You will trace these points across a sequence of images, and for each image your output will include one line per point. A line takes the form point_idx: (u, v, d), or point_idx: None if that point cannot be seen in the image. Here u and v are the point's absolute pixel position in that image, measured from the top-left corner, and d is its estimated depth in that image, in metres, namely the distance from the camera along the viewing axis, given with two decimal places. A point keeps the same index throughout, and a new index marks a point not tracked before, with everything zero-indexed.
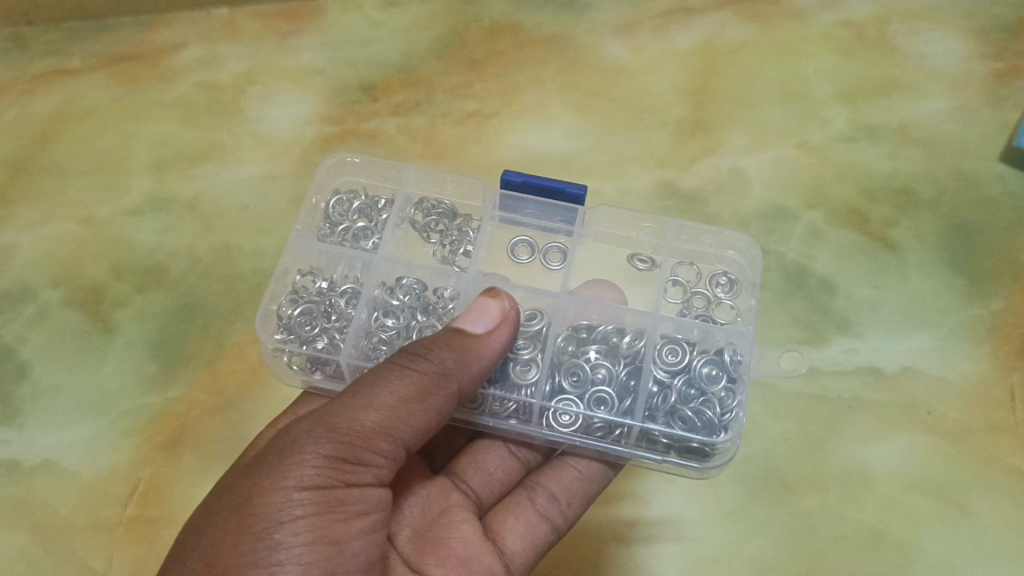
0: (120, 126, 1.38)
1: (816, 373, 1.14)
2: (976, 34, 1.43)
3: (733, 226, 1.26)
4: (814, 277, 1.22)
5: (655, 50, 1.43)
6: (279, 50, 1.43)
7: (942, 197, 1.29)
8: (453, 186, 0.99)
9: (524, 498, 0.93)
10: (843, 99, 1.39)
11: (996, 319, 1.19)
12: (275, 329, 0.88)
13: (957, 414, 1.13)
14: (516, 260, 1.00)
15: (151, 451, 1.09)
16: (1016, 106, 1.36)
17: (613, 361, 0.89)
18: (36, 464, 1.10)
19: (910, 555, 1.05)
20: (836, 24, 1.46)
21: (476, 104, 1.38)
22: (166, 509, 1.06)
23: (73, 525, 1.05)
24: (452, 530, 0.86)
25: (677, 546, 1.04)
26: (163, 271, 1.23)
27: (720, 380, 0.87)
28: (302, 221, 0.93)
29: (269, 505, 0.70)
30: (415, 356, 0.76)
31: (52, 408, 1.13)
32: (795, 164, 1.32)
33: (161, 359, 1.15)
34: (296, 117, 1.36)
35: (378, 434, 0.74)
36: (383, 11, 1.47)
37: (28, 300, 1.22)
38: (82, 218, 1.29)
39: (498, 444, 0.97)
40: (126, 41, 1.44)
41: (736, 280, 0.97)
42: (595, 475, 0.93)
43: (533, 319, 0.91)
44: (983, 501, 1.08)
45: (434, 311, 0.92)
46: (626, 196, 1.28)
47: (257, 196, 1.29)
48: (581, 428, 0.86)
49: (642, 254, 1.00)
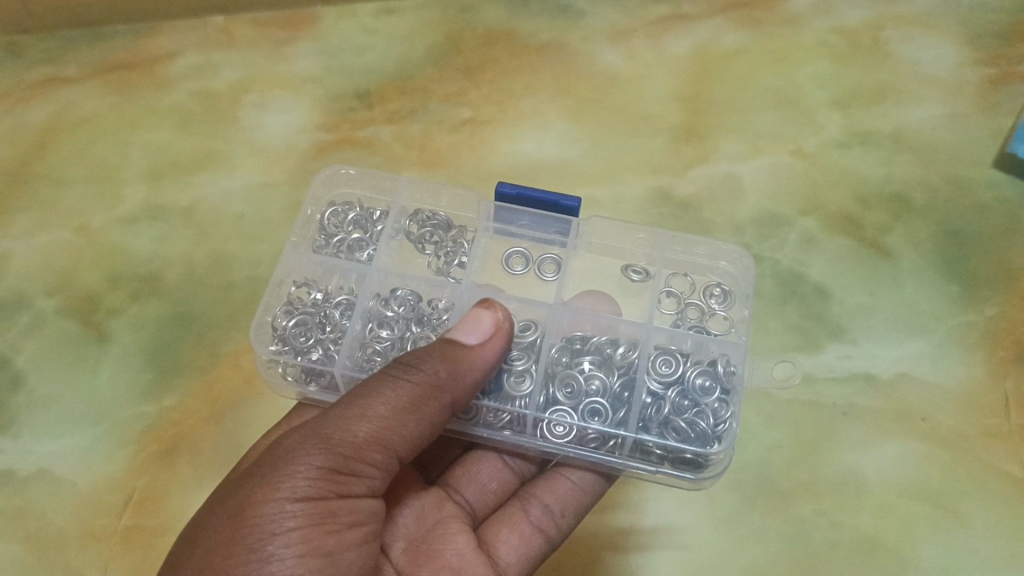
0: (115, 134, 1.38)
1: (810, 380, 1.15)
2: (970, 41, 1.44)
3: (727, 233, 1.26)
4: (808, 283, 1.22)
5: (650, 57, 1.43)
6: (274, 58, 1.43)
7: (936, 204, 1.30)
8: (448, 198, 0.99)
9: (518, 510, 0.93)
10: (838, 106, 1.39)
11: (990, 324, 1.19)
12: (269, 340, 0.89)
13: (951, 420, 1.13)
14: (510, 271, 1.00)
15: (145, 460, 1.09)
16: (1010, 113, 1.36)
17: (607, 372, 0.89)
18: (31, 474, 1.10)
19: (905, 561, 1.05)
20: (830, 31, 1.47)
21: (472, 111, 1.38)
22: (161, 518, 1.06)
23: (67, 534, 1.05)
24: (446, 542, 0.86)
25: (672, 554, 1.04)
26: (158, 279, 1.23)
27: (714, 392, 0.87)
28: (298, 233, 0.94)
29: (262, 516, 0.70)
30: (409, 367, 0.76)
31: (47, 418, 1.13)
32: (790, 170, 1.32)
33: (156, 367, 1.15)
34: (292, 125, 1.37)
35: (371, 445, 0.74)
36: (378, 19, 1.48)
37: (23, 310, 1.22)
38: (77, 227, 1.29)
39: (493, 455, 0.98)
40: (120, 49, 1.44)
41: (729, 291, 0.97)
42: (589, 487, 0.94)
43: (527, 330, 0.91)
44: (977, 506, 1.08)
45: (429, 322, 0.92)
46: (621, 204, 1.28)
47: (252, 204, 1.29)
48: (574, 439, 0.86)
49: (636, 266, 1.00)
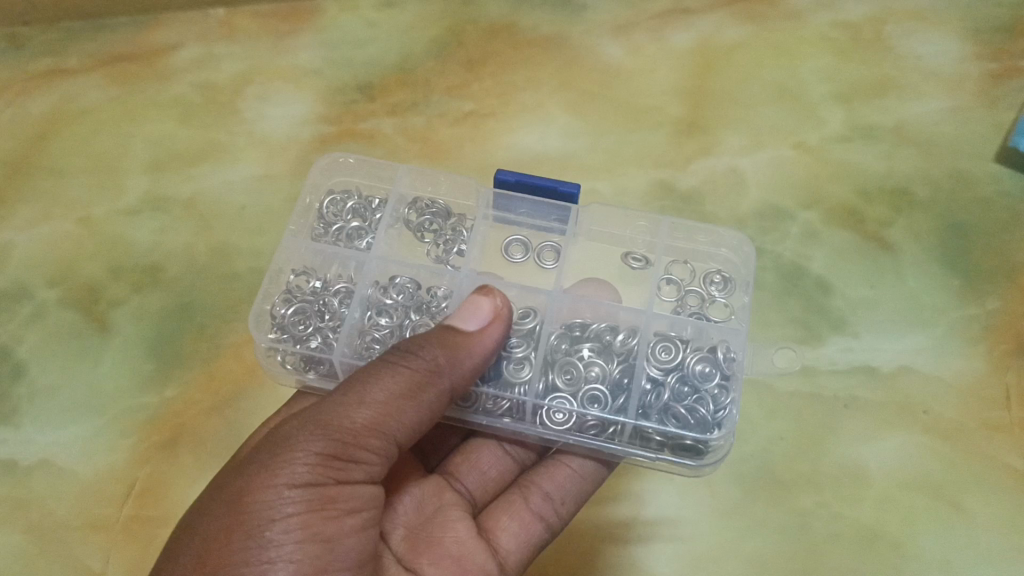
0: (117, 126, 1.38)
1: (811, 372, 1.14)
2: (972, 36, 1.43)
3: (728, 226, 1.26)
4: (809, 277, 1.22)
5: (651, 51, 1.43)
6: (276, 51, 1.43)
7: (938, 197, 1.29)
8: (447, 186, 0.99)
9: (517, 498, 0.93)
10: (839, 99, 1.39)
11: (991, 318, 1.19)
12: (269, 328, 0.89)
13: (953, 413, 1.13)
14: (510, 259, 1.01)
15: (147, 451, 1.09)
16: (1012, 107, 1.36)
17: (607, 359, 0.89)
18: (32, 463, 1.10)
19: (906, 554, 1.04)
20: (832, 25, 1.46)
21: (473, 104, 1.38)
22: (162, 508, 1.06)
23: (68, 524, 1.05)
24: (446, 530, 0.86)
25: (672, 546, 1.03)
26: (160, 270, 1.23)
27: (714, 378, 0.86)
28: (296, 221, 0.94)
29: (261, 503, 0.70)
30: (407, 353, 0.77)
31: (47, 408, 1.13)
32: (791, 163, 1.32)
33: (158, 358, 1.16)
34: (293, 117, 1.37)
35: (370, 431, 0.74)
36: (380, 12, 1.48)
37: (24, 300, 1.22)
38: (78, 218, 1.29)
39: (493, 443, 0.98)
40: (123, 41, 1.44)
41: (730, 278, 0.97)
42: (589, 474, 0.94)
43: (526, 317, 0.90)
44: (978, 499, 1.08)
45: (428, 309, 0.92)
46: (622, 196, 1.28)
47: (253, 196, 1.29)
48: (574, 426, 0.86)
49: (636, 253, 1.00)
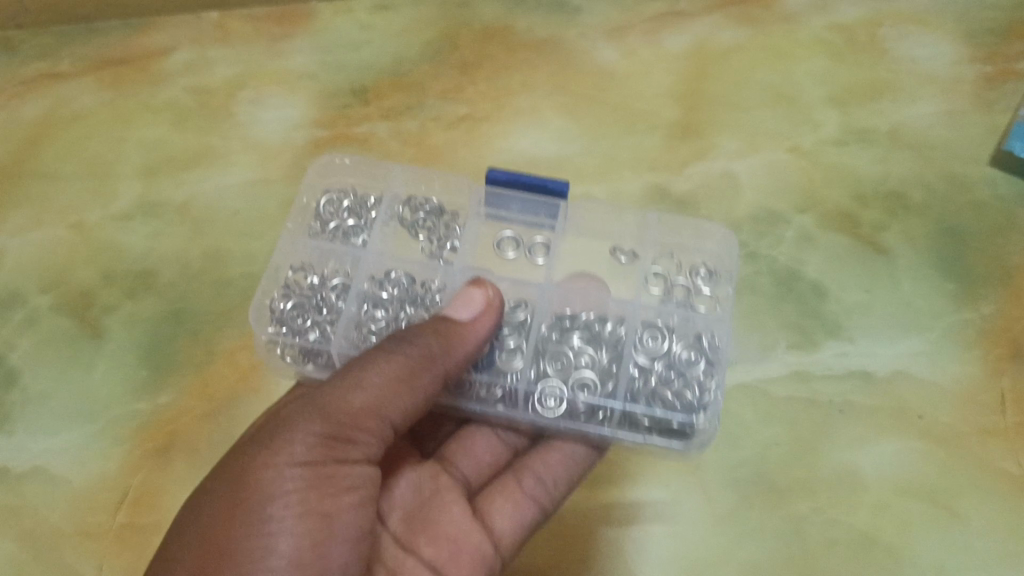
0: (110, 130, 1.37)
1: (805, 377, 1.15)
2: (966, 38, 1.44)
3: (723, 230, 1.26)
4: (805, 282, 1.22)
5: (646, 54, 1.43)
6: (268, 55, 1.43)
7: (932, 201, 1.30)
8: (440, 182, 1.01)
9: (511, 481, 0.94)
10: (834, 103, 1.39)
11: (986, 322, 1.19)
12: (268, 323, 0.89)
13: (947, 418, 1.13)
14: (502, 255, 0.98)
15: (140, 458, 1.09)
16: (1006, 110, 1.36)
17: (596, 348, 0.92)
18: (25, 471, 1.09)
19: (902, 559, 1.05)
20: (827, 28, 1.46)
21: (468, 108, 1.38)
22: (156, 516, 1.05)
23: (61, 532, 1.05)
24: (442, 514, 0.87)
25: (668, 550, 1.04)
26: (153, 276, 1.23)
27: (698, 363, 0.89)
28: (294, 219, 0.94)
29: (261, 484, 0.71)
30: (402, 342, 0.76)
31: (40, 415, 1.13)
32: (786, 168, 1.32)
33: (152, 364, 1.15)
34: (287, 121, 1.36)
35: (366, 415, 0.74)
36: (374, 15, 1.47)
37: (16, 307, 1.21)
38: (70, 224, 1.28)
39: (487, 430, 0.99)
40: (115, 45, 1.43)
41: (715, 270, 0.97)
42: (582, 459, 0.93)
43: (518, 309, 0.92)
44: (973, 504, 1.08)
45: (422, 303, 0.92)
46: (617, 201, 1.28)
47: (247, 200, 1.29)
48: (565, 412, 0.87)
49: (623, 248, 1.00)
